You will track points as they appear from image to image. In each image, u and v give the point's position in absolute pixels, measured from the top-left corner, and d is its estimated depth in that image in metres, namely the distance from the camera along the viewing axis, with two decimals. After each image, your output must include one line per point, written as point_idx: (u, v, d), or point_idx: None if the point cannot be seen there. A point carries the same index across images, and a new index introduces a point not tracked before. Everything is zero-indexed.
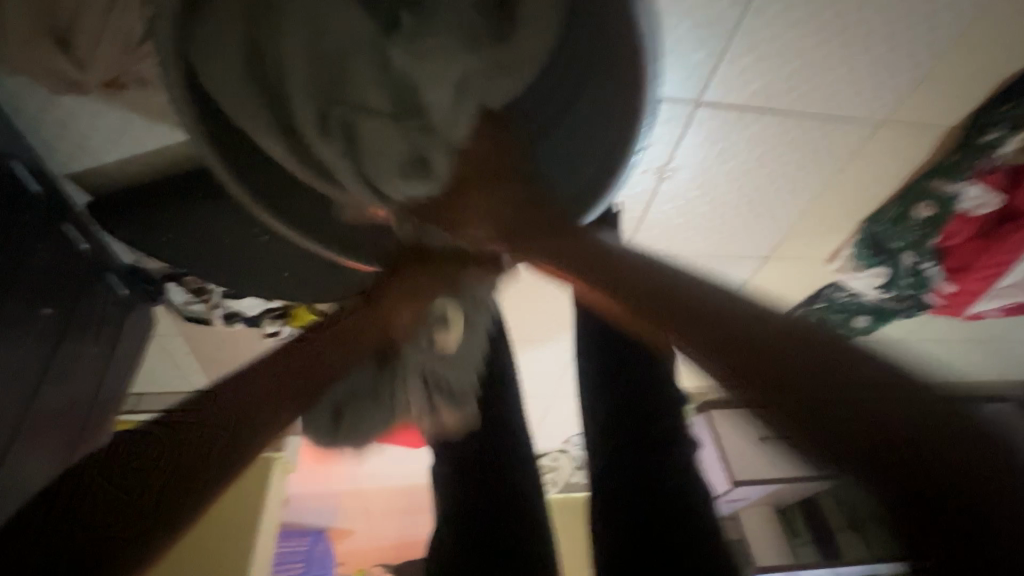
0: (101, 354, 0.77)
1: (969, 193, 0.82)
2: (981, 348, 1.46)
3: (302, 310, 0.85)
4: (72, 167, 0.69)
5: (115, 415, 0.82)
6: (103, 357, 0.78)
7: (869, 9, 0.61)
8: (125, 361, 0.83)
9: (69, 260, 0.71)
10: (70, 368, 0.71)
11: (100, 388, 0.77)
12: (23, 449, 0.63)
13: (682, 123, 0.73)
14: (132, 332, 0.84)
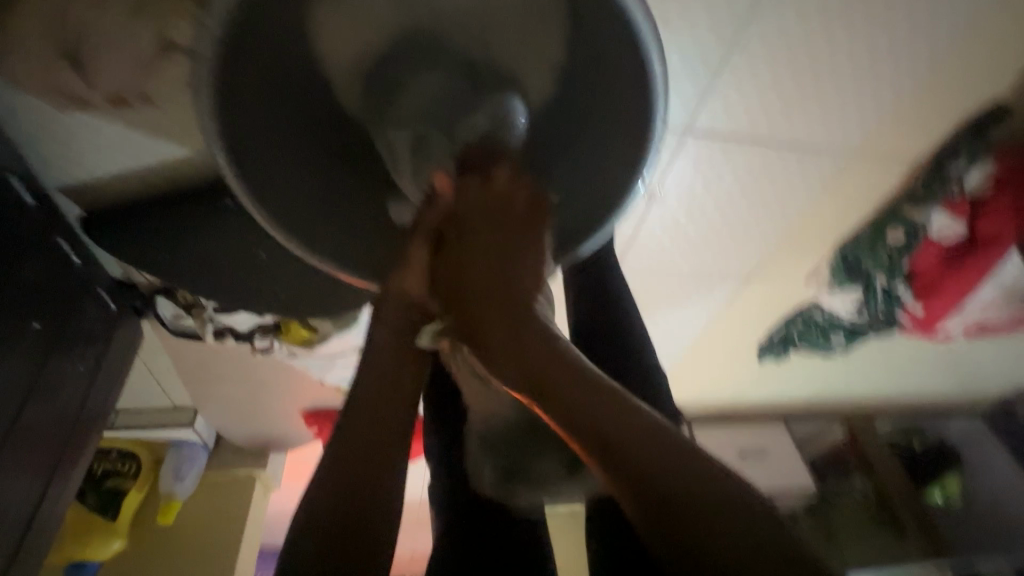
0: (88, 371, 0.75)
1: (938, 221, 0.86)
2: (947, 366, 1.53)
3: (296, 325, 0.85)
4: (67, 181, 0.69)
5: (99, 433, 0.80)
6: (89, 372, 0.76)
7: (843, 52, 0.66)
8: (111, 378, 0.81)
9: (60, 275, 0.70)
10: (57, 384, 0.69)
11: (85, 405, 0.75)
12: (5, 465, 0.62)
13: (673, 151, 0.76)
14: (119, 348, 0.83)
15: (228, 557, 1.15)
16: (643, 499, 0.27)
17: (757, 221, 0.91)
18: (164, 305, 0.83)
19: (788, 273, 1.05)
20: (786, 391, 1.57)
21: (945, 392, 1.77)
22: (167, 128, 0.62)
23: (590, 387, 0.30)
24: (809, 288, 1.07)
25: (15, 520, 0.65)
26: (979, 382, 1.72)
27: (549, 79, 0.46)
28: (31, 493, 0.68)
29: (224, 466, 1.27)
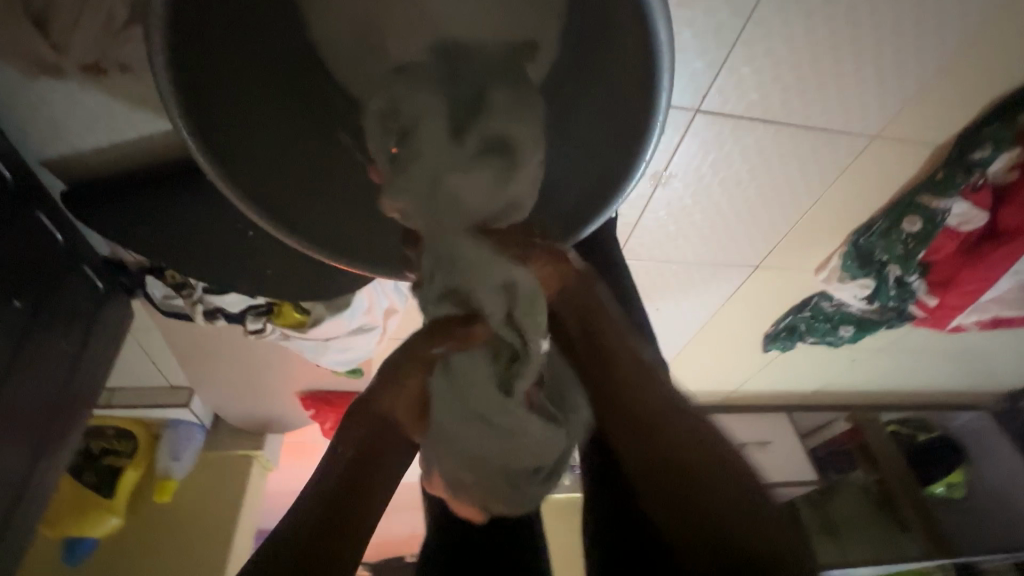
0: (74, 350, 0.74)
1: (955, 210, 0.82)
2: (956, 359, 1.50)
3: (288, 307, 0.84)
4: (47, 154, 0.66)
5: (87, 411, 0.79)
6: (74, 351, 0.74)
7: (866, 27, 0.62)
8: (99, 357, 0.80)
9: (41, 251, 0.68)
10: (38, 363, 0.68)
11: (70, 383, 0.74)
12: None
13: (680, 131, 0.72)
14: (107, 326, 0.81)
15: (225, 535, 1.16)
16: (665, 489, 0.25)
17: (766, 207, 0.88)
18: (152, 284, 0.81)
19: (796, 262, 1.01)
20: (789, 382, 1.55)
21: (953, 386, 1.74)
22: (147, 99, 0.59)
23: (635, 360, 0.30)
24: (818, 279, 1.04)
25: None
26: (988, 377, 1.69)
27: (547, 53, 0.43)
28: (15, 472, 0.67)
29: (220, 446, 1.27)
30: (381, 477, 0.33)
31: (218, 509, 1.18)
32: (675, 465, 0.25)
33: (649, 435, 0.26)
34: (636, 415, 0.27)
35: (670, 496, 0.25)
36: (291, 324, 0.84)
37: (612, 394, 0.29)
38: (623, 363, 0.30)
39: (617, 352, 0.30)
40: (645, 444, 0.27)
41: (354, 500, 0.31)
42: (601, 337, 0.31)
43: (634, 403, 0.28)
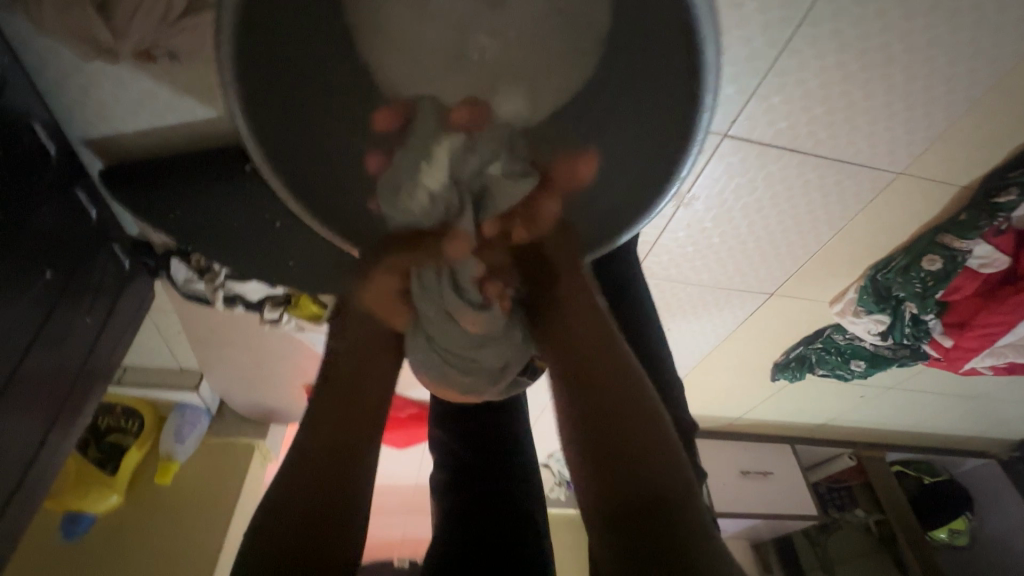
0: (95, 326, 0.75)
1: (978, 252, 0.82)
2: (967, 403, 1.49)
3: (306, 298, 0.85)
4: (89, 134, 0.68)
5: (101, 386, 0.80)
6: (97, 325, 0.76)
7: (895, 66, 0.63)
8: (118, 335, 0.81)
9: (75, 226, 0.70)
10: (62, 336, 0.69)
11: (91, 355, 0.75)
12: (8, 408, 0.63)
13: (706, 154, 0.73)
14: (129, 304, 0.83)
15: (221, 519, 1.17)
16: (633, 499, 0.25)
17: (786, 234, 0.88)
18: (176, 267, 0.83)
19: (811, 293, 1.01)
20: (794, 414, 1.53)
21: (963, 431, 1.70)
22: (191, 87, 0.61)
23: (622, 367, 0.30)
24: (833, 311, 1.04)
25: (10, 469, 0.65)
26: (1000, 425, 1.65)
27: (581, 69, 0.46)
28: (27, 443, 0.67)
29: (224, 432, 1.28)
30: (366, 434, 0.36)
31: (217, 494, 1.20)
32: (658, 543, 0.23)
33: (623, 478, 0.26)
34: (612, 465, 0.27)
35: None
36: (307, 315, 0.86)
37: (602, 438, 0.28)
38: (617, 405, 0.29)
39: (612, 391, 0.29)
40: (617, 491, 0.26)
41: (354, 401, 0.37)
42: (590, 369, 0.31)
43: (623, 457, 0.27)
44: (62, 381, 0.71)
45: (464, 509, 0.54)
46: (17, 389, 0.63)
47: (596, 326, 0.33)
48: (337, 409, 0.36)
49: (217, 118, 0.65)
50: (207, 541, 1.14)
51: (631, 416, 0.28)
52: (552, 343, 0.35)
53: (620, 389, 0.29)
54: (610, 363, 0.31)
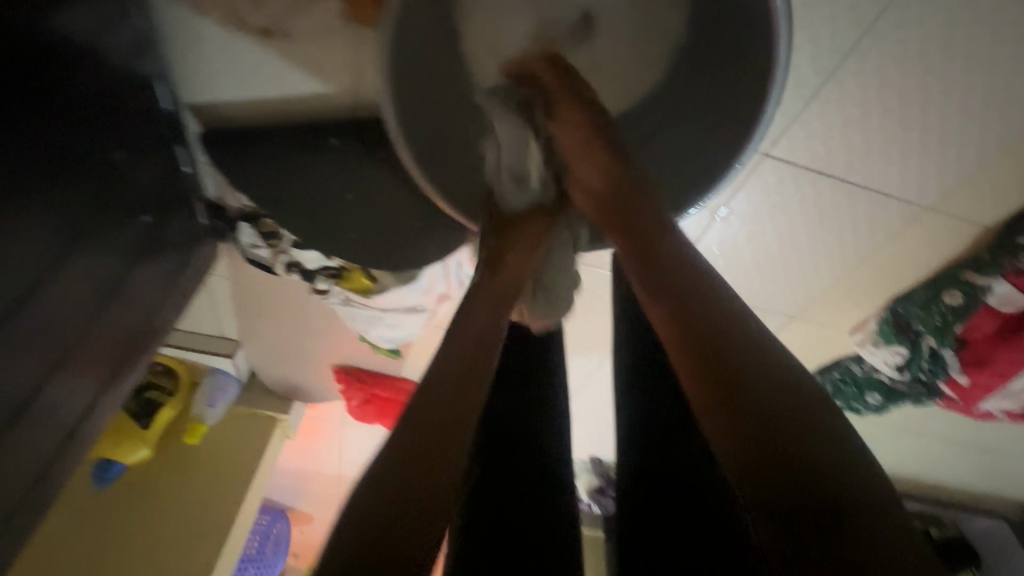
0: (167, 275, 0.84)
1: (997, 290, 0.85)
2: (980, 456, 1.49)
3: (359, 274, 0.92)
4: (193, 99, 0.75)
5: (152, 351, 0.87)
6: (165, 286, 0.84)
7: (930, 104, 0.69)
8: (182, 287, 0.88)
9: (167, 180, 0.77)
10: (136, 290, 0.77)
11: (154, 315, 0.83)
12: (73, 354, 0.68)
13: (747, 171, 0.79)
14: (200, 258, 0.91)
15: (237, 486, 1.19)
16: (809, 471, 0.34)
17: (815, 258, 0.93)
18: (243, 233, 0.89)
19: (831, 320, 1.06)
20: None
21: (970, 485, 1.70)
22: (297, 63, 0.69)
23: (754, 344, 0.40)
24: (852, 340, 1.08)
25: (76, 404, 0.71)
26: (1009, 483, 1.65)
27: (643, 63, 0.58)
28: (96, 379, 0.74)
29: (252, 403, 1.33)
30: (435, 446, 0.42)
31: (237, 461, 1.24)
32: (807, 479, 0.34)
33: (787, 444, 0.35)
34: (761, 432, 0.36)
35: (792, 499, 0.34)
36: (357, 289, 0.92)
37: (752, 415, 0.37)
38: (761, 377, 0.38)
39: (748, 362, 0.40)
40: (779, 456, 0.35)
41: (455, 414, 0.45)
42: (731, 347, 0.41)
43: (771, 415, 0.36)
44: (128, 336, 0.78)
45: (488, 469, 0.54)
46: (88, 335, 0.69)
47: (721, 302, 0.44)
48: (420, 438, 0.42)
49: (312, 94, 0.72)
50: (223, 505, 1.16)
51: (768, 391, 0.38)
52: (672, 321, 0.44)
53: (769, 379, 0.38)
54: (746, 344, 0.41)
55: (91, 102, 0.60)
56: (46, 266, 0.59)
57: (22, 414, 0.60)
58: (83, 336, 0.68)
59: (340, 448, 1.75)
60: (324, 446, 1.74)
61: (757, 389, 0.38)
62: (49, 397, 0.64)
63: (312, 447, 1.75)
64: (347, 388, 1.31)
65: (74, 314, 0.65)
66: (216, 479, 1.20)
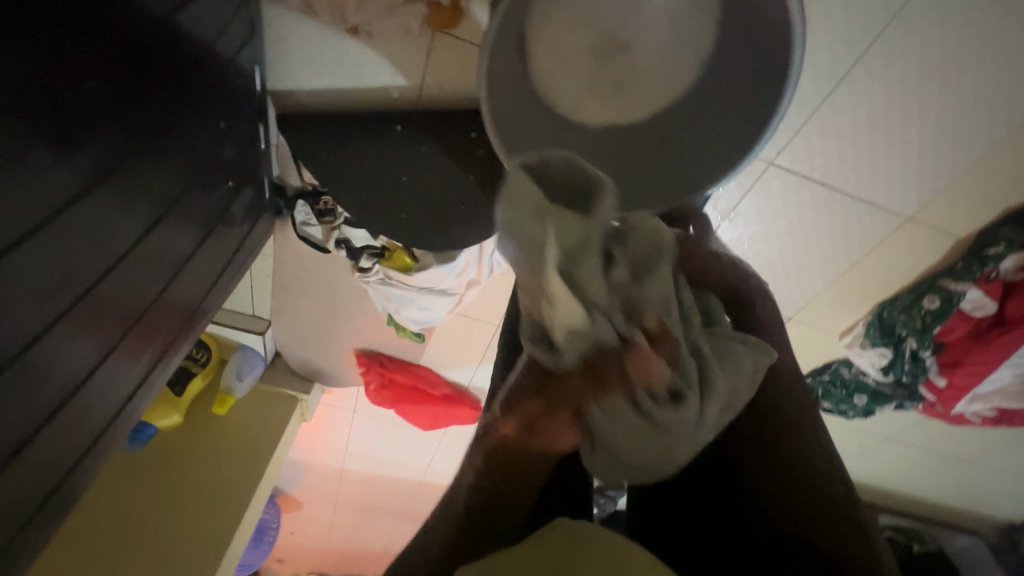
0: (230, 251, 0.91)
1: (970, 295, 0.96)
2: (957, 470, 1.59)
3: (400, 253, 1.02)
4: (277, 86, 0.86)
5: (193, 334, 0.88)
6: (221, 264, 0.89)
7: (910, 124, 0.81)
8: (240, 258, 0.97)
9: (248, 152, 0.86)
10: (198, 267, 0.80)
11: (205, 296, 0.86)
12: (132, 331, 0.67)
13: (755, 177, 0.90)
14: (259, 230, 1.00)
15: (257, 461, 1.24)
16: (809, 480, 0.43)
17: (811, 262, 1.04)
18: (299, 210, 1.00)
19: (823, 322, 1.16)
20: None
21: (948, 502, 1.79)
22: (380, 58, 0.81)
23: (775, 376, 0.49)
24: (841, 343, 1.18)
25: (122, 385, 0.69)
26: (986, 500, 1.73)
27: (675, 74, 0.70)
28: (148, 356, 0.74)
29: (275, 382, 1.40)
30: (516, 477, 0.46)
31: (259, 438, 1.29)
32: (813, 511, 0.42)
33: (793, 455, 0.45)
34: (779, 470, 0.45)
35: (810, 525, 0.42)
36: (397, 267, 1.02)
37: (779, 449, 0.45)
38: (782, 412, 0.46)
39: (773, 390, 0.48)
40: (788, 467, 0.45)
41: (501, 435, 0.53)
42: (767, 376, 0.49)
43: (783, 456, 0.45)
44: (181, 314, 0.80)
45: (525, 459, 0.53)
46: (152, 310, 0.70)
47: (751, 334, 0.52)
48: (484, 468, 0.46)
49: (387, 86, 0.85)
50: (243, 478, 1.21)
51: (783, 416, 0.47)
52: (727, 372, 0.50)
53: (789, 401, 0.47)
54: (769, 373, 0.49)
55: (188, 75, 0.65)
56: (137, 229, 0.61)
57: (81, 387, 0.59)
58: (149, 311, 0.69)
59: (348, 439, 1.80)
60: (332, 436, 1.79)
61: (773, 428, 0.47)
62: (108, 370, 0.63)
63: (320, 436, 1.80)
64: (368, 371, 1.38)
65: (144, 291, 0.66)
66: (238, 452, 1.25)
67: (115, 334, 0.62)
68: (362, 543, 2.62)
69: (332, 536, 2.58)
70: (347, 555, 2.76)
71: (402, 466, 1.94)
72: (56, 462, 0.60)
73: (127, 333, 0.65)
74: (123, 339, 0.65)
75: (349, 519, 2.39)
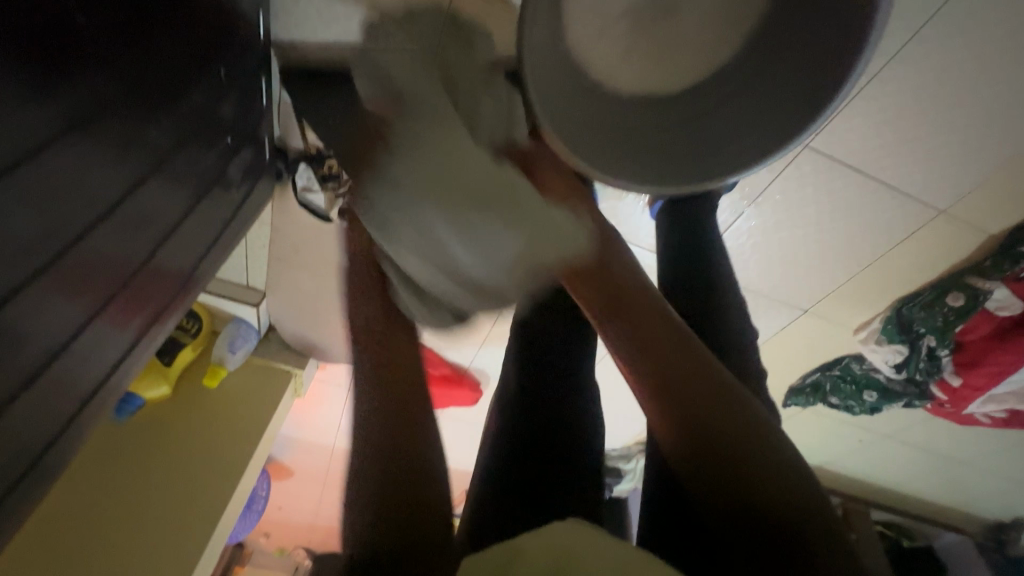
0: (224, 217, 0.84)
1: (996, 294, 0.93)
2: (953, 469, 1.59)
3: None
4: (281, 36, 0.79)
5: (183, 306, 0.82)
6: (214, 233, 0.82)
7: (957, 111, 0.77)
8: (236, 223, 0.90)
9: (249, 109, 0.80)
10: (191, 232, 0.74)
11: (196, 265, 0.80)
12: (119, 298, 0.61)
13: (787, 160, 0.85)
14: (257, 196, 0.94)
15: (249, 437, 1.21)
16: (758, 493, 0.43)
17: (832, 253, 1.00)
18: (300, 174, 0.94)
19: (838, 317, 1.13)
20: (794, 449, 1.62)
21: (939, 499, 1.80)
22: None
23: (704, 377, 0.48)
24: (856, 338, 1.15)
25: (106, 355, 0.63)
26: (975, 500, 1.75)
27: (719, 41, 0.64)
28: (134, 326, 0.67)
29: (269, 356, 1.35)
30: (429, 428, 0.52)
31: (251, 414, 1.25)
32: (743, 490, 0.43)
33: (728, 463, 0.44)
34: (701, 434, 0.46)
35: (743, 506, 0.43)
36: None
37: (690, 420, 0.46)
38: (700, 385, 0.47)
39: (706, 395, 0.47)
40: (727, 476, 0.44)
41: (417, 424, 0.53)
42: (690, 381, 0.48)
43: (734, 466, 0.44)
44: (172, 283, 0.74)
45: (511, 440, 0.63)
46: (142, 277, 0.64)
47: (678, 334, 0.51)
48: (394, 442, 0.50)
49: None
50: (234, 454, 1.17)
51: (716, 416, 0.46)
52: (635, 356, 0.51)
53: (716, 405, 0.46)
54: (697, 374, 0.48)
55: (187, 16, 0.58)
56: (126, 185, 0.56)
57: (58, 359, 0.53)
58: (134, 278, 0.63)
59: (340, 416, 1.76)
60: (324, 413, 1.75)
61: (711, 438, 0.45)
62: (88, 340, 0.57)
63: (312, 413, 1.76)
64: None
65: (126, 257, 0.59)
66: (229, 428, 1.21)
67: (99, 301, 0.56)
68: None
69: (319, 513, 2.56)
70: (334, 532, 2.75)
71: None
72: (30, 442, 0.53)
73: (115, 300, 0.60)
74: (111, 305, 0.60)
75: (337, 497, 2.36)
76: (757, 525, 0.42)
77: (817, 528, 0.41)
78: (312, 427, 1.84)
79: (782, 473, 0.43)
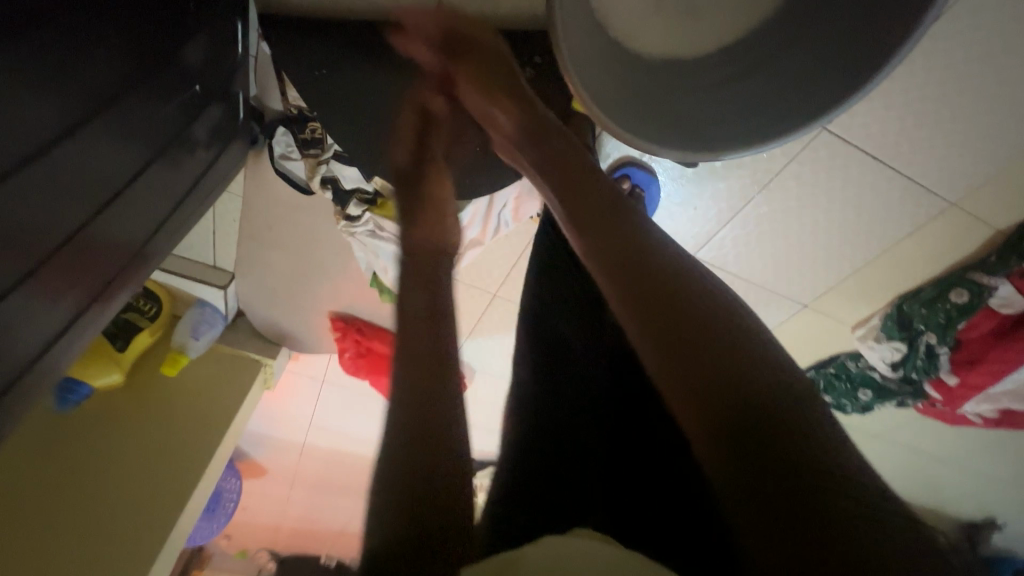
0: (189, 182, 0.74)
1: (1001, 291, 0.91)
2: (932, 468, 1.61)
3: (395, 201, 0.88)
4: None
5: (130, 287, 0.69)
6: (170, 200, 0.70)
7: (983, 97, 0.73)
8: (202, 190, 0.80)
9: (218, 58, 0.70)
10: (143, 194, 0.63)
11: (147, 237, 0.68)
12: (45, 269, 0.50)
13: (803, 143, 0.81)
14: (227, 162, 0.84)
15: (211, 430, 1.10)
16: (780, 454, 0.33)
17: (837, 246, 0.97)
18: (278, 140, 0.85)
19: (838, 312, 1.10)
20: None
21: (915, 498, 1.82)
22: None
23: (708, 313, 0.41)
24: (853, 334, 1.13)
25: (35, 331, 0.52)
26: (949, 501, 1.78)
27: None
28: (71, 299, 0.56)
29: (237, 343, 1.25)
30: (445, 413, 0.48)
31: (212, 404, 1.15)
32: (748, 429, 0.35)
33: (739, 428, 0.36)
34: (709, 382, 0.38)
35: (750, 453, 0.35)
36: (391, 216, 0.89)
37: (689, 343, 0.40)
38: (694, 309, 0.42)
39: (730, 347, 0.39)
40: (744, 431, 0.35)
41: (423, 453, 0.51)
42: (689, 313, 0.41)
43: (756, 428, 0.35)
44: (117, 253, 0.62)
45: (542, 449, 0.63)
46: (77, 243, 0.53)
47: (656, 263, 0.46)
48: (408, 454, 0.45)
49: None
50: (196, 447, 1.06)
51: (739, 359, 0.38)
52: (604, 272, 0.48)
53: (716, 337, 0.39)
54: (704, 308, 0.41)
55: None
56: (58, 124, 0.46)
57: None
58: (73, 241, 0.52)
59: (314, 411, 1.66)
60: (296, 407, 1.65)
61: (720, 384, 0.38)
62: (14, 309, 0.47)
63: (282, 406, 1.65)
64: (343, 338, 1.25)
65: (58, 214, 0.49)
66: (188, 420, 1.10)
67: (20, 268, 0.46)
68: (320, 520, 2.49)
69: (286, 512, 2.44)
70: (302, 532, 2.63)
71: (370, 443, 1.82)
72: None
73: (41, 269, 0.49)
74: (40, 272, 0.49)
75: (306, 496, 2.25)
76: (772, 468, 0.33)
77: (849, 492, 0.31)
78: (283, 422, 1.73)
79: (788, 400, 0.36)
